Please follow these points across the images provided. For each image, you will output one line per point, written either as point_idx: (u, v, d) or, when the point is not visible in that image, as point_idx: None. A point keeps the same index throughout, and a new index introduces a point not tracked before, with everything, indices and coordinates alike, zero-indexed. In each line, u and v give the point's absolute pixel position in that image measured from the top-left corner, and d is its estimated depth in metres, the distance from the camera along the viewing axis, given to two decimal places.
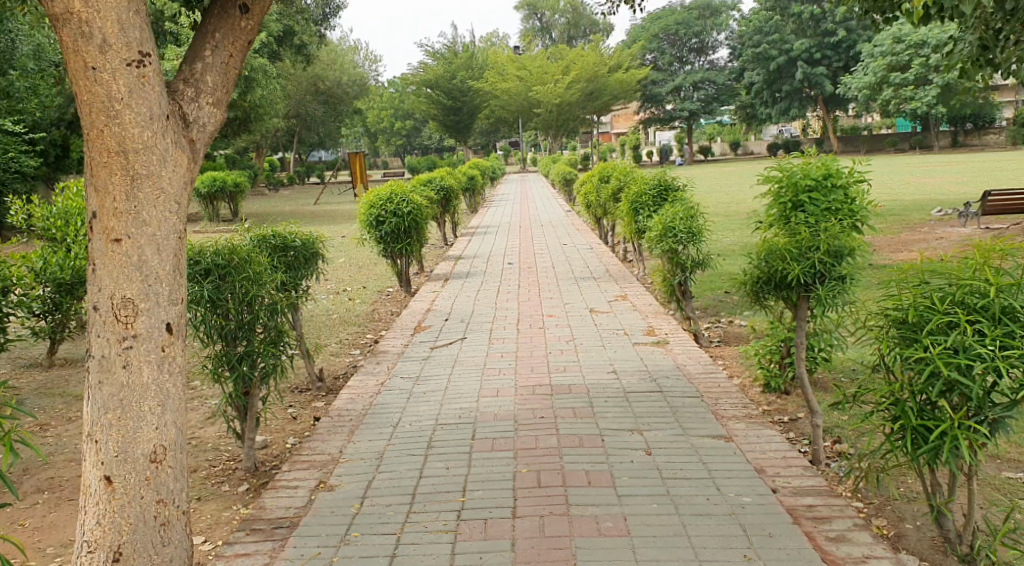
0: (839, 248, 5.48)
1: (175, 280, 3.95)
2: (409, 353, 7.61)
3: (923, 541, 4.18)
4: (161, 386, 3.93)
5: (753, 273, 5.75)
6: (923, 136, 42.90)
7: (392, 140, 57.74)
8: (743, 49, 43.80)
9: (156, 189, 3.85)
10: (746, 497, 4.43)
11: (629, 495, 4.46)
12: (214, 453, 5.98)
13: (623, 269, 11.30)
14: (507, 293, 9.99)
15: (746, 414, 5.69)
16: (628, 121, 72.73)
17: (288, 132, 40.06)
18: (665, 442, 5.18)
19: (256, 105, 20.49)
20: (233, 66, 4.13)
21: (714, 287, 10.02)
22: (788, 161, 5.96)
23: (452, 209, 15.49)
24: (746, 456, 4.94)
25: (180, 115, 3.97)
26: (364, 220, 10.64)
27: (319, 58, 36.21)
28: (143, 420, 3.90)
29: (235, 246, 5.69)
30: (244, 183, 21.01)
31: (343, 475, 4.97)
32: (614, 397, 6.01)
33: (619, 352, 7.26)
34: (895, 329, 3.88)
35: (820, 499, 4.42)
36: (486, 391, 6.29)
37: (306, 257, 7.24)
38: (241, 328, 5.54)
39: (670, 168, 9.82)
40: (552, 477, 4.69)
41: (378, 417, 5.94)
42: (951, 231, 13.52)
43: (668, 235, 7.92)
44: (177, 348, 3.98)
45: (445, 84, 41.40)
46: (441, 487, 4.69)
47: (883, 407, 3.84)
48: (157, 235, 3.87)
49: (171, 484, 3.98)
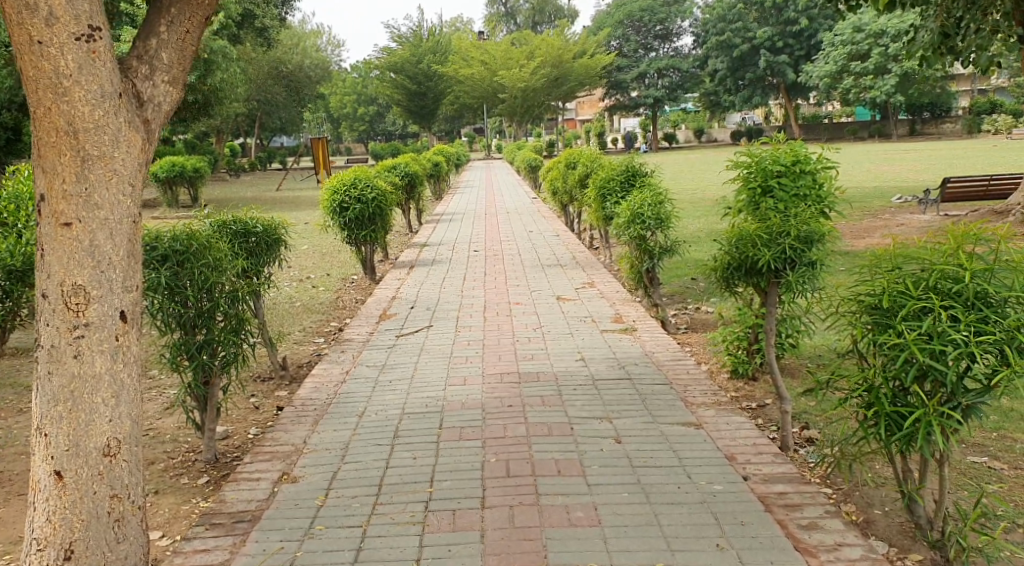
0: (810, 234, 5.36)
1: (128, 266, 3.80)
2: (375, 341, 7.47)
3: (893, 527, 4.13)
4: (116, 376, 3.78)
5: (723, 259, 5.63)
6: (882, 124, 43.26)
7: (355, 126, 57.28)
8: (707, 36, 43.88)
9: (108, 171, 3.69)
10: (717, 485, 4.35)
11: (600, 484, 4.37)
12: (171, 445, 5.82)
13: (589, 256, 11.20)
14: (473, 281, 9.87)
15: (715, 401, 5.63)
16: (592, 108, 72.72)
17: (250, 116, 39.60)
18: (635, 430, 5.09)
19: (218, 90, 20.20)
20: (190, 43, 3.96)
21: (681, 274, 9.98)
22: (757, 148, 5.97)
23: (417, 195, 15.34)
24: (717, 444, 4.87)
25: (134, 93, 3.80)
26: (328, 206, 10.46)
27: (279, 43, 35.79)
28: (95, 412, 3.75)
29: (193, 231, 5.52)
30: (205, 168, 20.70)
31: (307, 466, 4.84)
32: (583, 385, 5.93)
33: (587, 340, 7.17)
34: (868, 315, 3.78)
35: (791, 486, 4.35)
36: (453, 379, 6.19)
37: (267, 244, 7.07)
38: (201, 317, 5.40)
39: (638, 154, 9.75)
40: (521, 467, 4.59)
41: (343, 406, 5.82)
42: (913, 217, 13.59)
43: (636, 221, 7.83)
44: (132, 339, 3.84)
45: (411, 68, 40.67)
46: (408, 478, 4.58)
47: (855, 394, 3.74)
48: (110, 219, 3.72)
49: (126, 478, 3.84)
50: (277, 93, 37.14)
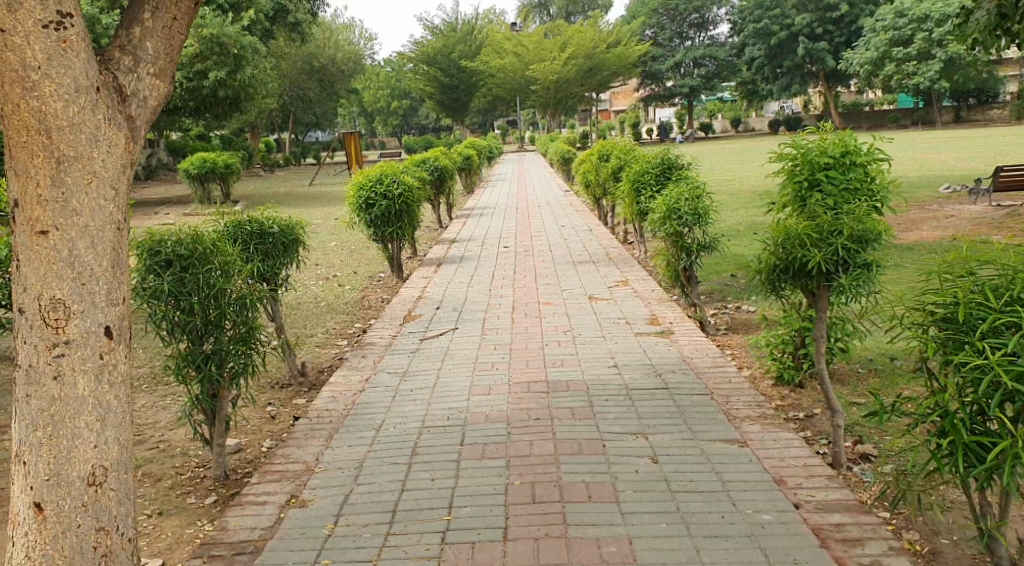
0: (863, 233, 4.92)
1: (113, 277, 3.46)
2: (397, 346, 7.11)
3: (965, 561, 3.71)
4: (101, 398, 3.43)
5: (768, 260, 5.16)
6: (926, 111, 42.36)
7: (388, 120, 57.06)
8: (745, 23, 43.13)
9: (87, 173, 3.36)
10: (766, 515, 3.94)
11: (634, 513, 3.98)
12: (179, 460, 5.50)
13: (624, 252, 10.80)
14: (501, 280, 9.48)
15: (760, 414, 5.20)
16: (627, 99, 72.19)
17: (283, 112, 39.42)
18: (673, 449, 4.68)
19: (249, 85, 19.91)
20: (177, 31, 3.64)
21: (722, 271, 9.59)
22: (803, 138, 5.52)
23: (447, 190, 14.94)
24: (763, 464, 4.45)
25: (116, 86, 3.47)
26: (354, 203, 10.09)
27: (311, 37, 35.75)
28: (79, 437, 3.40)
29: (200, 232, 5.15)
30: (236, 164, 20.39)
31: (318, 488, 4.49)
32: (616, 396, 5.53)
33: (620, 344, 6.77)
34: (940, 329, 3.35)
35: (848, 516, 3.93)
36: (477, 388, 5.81)
37: (284, 244, 6.68)
38: (207, 326, 5.04)
39: (674, 145, 9.31)
40: (548, 491, 4.22)
41: (360, 418, 5.47)
42: (963, 209, 13.04)
43: (671, 217, 7.39)
44: (119, 356, 3.48)
45: (444, 60, 42.09)
46: (425, 503, 4.22)
47: (927, 419, 3.31)
48: (90, 225, 3.37)
49: (115, 509, 3.47)
50: (310, 89, 37.28)
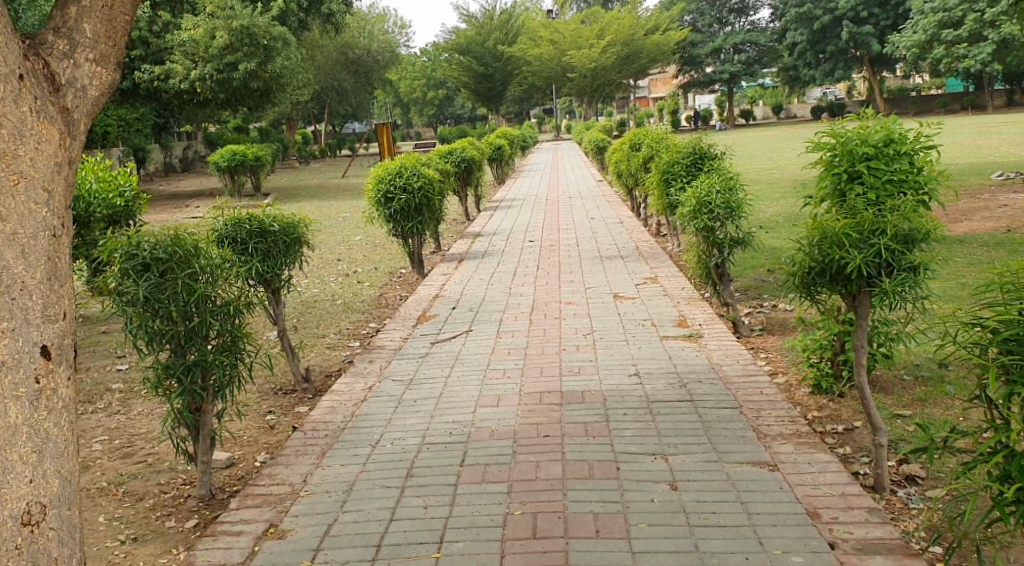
0: (909, 233, 4.43)
1: (50, 289, 3.07)
2: (406, 350, 6.68)
3: None
4: (38, 427, 3.01)
5: (802, 262, 4.63)
6: (976, 95, 41.13)
7: (424, 111, 56.69)
8: (787, 8, 42.18)
9: (13, 172, 2.98)
10: (796, 557, 3.50)
11: (646, 552, 3.56)
12: (166, 477, 5.11)
13: (654, 246, 10.31)
14: (523, 278, 9.02)
15: (795, 432, 4.69)
16: (666, 85, 71.41)
17: (318, 103, 39.20)
18: (695, 472, 4.21)
19: (280, 75, 19.63)
20: (119, 11, 3.32)
21: (756, 267, 9.06)
22: (841, 126, 5.01)
23: (476, 181, 14.50)
24: (795, 494, 3.96)
25: (48, 75, 3.14)
26: (371, 196, 9.65)
27: (345, 28, 35.46)
28: (11, 473, 2.94)
29: (182, 232, 4.71)
30: (266, 157, 20.12)
31: (299, 516, 4.07)
32: (636, 409, 5.06)
33: (644, 349, 6.29)
34: (1001, 352, 2.95)
35: (891, 560, 3.48)
36: (486, 400, 5.37)
37: (286, 245, 6.18)
38: (189, 336, 4.61)
39: (707, 133, 8.77)
40: (550, 523, 3.78)
41: (357, 433, 5.03)
42: (1017, 197, 12.38)
43: (702, 211, 6.87)
44: (59, 379, 3.08)
45: (478, 49, 42.04)
46: (414, 535, 3.80)
47: (989, 460, 2.94)
48: (19, 234, 2.99)
49: (56, 551, 3.01)
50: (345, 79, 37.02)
